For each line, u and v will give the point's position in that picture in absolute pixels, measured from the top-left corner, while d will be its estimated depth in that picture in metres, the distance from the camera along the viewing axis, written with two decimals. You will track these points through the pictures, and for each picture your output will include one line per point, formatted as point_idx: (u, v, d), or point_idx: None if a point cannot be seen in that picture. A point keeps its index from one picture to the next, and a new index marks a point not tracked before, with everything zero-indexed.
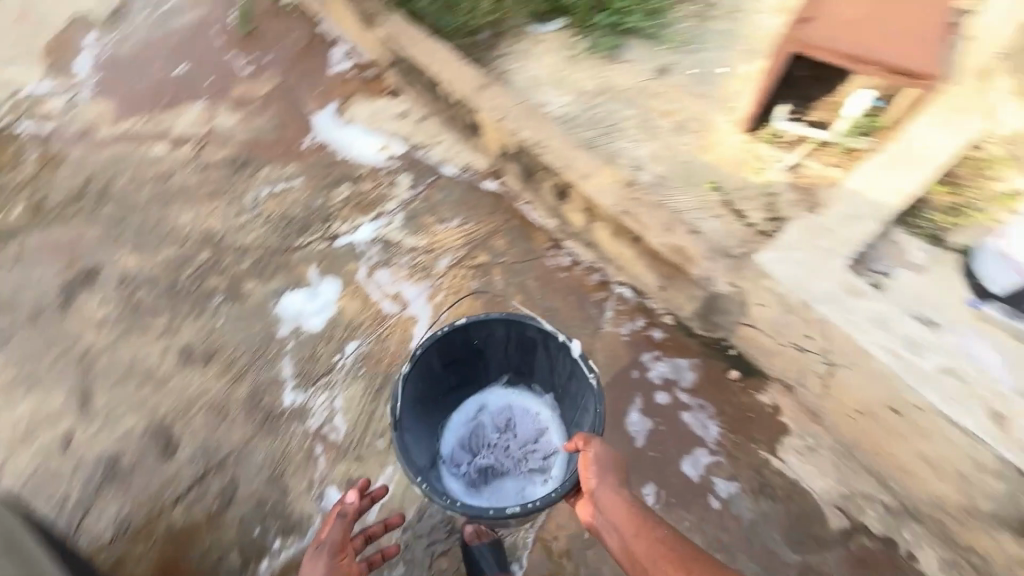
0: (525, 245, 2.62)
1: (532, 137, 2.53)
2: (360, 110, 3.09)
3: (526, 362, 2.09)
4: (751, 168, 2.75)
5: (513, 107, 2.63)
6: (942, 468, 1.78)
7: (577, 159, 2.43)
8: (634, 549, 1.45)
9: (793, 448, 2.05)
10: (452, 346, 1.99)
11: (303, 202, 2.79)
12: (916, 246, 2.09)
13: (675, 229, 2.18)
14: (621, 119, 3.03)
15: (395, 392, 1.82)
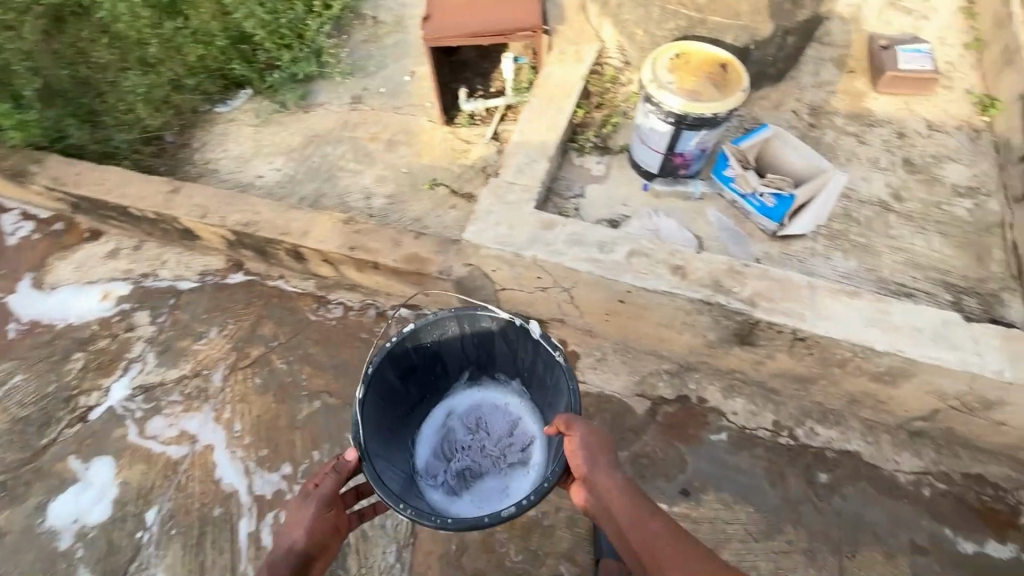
0: (294, 319, 2.56)
1: (243, 219, 2.47)
2: (62, 270, 2.77)
3: (477, 351, 2.09)
4: (462, 154, 2.97)
5: (211, 197, 2.54)
6: (675, 338, 2.11)
7: (291, 222, 2.40)
8: (628, 531, 1.39)
9: (590, 372, 2.27)
10: (405, 357, 1.96)
11: (32, 394, 2.43)
12: (593, 161, 2.44)
13: (402, 241, 2.29)
14: (337, 159, 3.09)
15: (358, 423, 1.73)
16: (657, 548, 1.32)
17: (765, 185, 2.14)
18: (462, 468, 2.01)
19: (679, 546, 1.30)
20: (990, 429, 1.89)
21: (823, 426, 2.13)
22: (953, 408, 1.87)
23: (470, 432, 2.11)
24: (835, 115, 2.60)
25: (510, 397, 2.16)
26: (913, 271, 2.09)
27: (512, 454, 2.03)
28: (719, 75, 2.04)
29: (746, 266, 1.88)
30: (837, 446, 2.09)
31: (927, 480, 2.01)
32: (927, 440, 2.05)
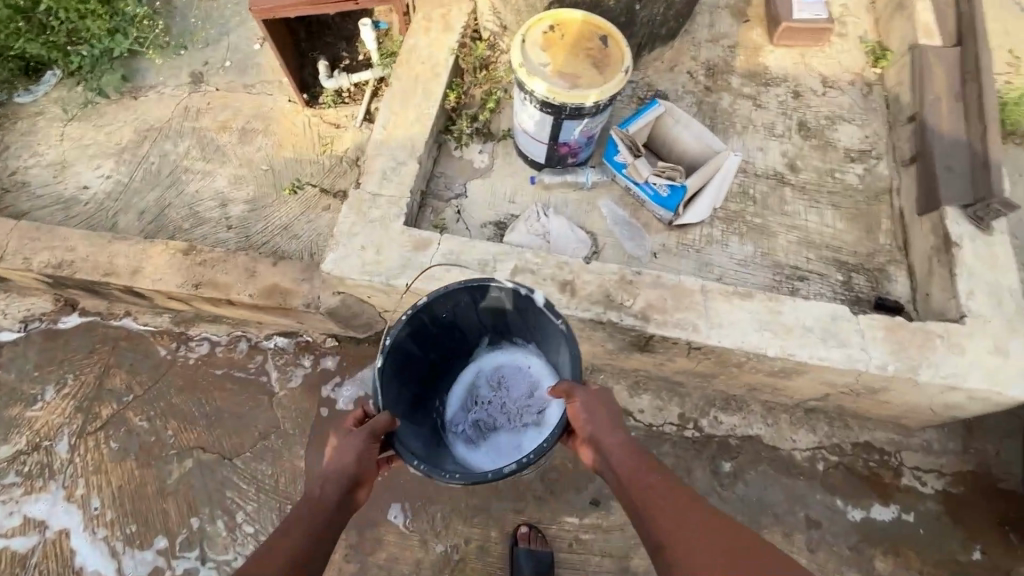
0: (150, 363, 2.20)
1: (60, 253, 2.02)
2: None
3: (493, 319, 1.68)
4: (331, 142, 2.57)
5: (8, 233, 2.04)
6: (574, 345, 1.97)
7: (116, 255, 1.98)
8: (637, 501, 1.14)
9: None
10: (426, 329, 1.59)
11: None
12: (475, 152, 2.15)
13: (257, 271, 1.95)
14: (180, 158, 2.59)
15: (378, 394, 1.43)
16: (670, 522, 1.07)
17: (656, 175, 1.94)
18: (482, 426, 1.69)
19: (697, 517, 1.07)
20: (875, 400, 1.94)
21: (725, 414, 2.13)
22: (843, 390, 1.87)
23: (497, 390, 1.75)
24: (730, 76, 2.41)
25: (531, 358, 1.75)
26: (807, 251, 2.03)
27: (533, 415, 1.67)
28: (597, 52, 1.78)
29: (638, 274, 1.73)
30: (740, 433, 2.10)
31: (821, 455, 2.07)
32: (819, 410, 2.09)
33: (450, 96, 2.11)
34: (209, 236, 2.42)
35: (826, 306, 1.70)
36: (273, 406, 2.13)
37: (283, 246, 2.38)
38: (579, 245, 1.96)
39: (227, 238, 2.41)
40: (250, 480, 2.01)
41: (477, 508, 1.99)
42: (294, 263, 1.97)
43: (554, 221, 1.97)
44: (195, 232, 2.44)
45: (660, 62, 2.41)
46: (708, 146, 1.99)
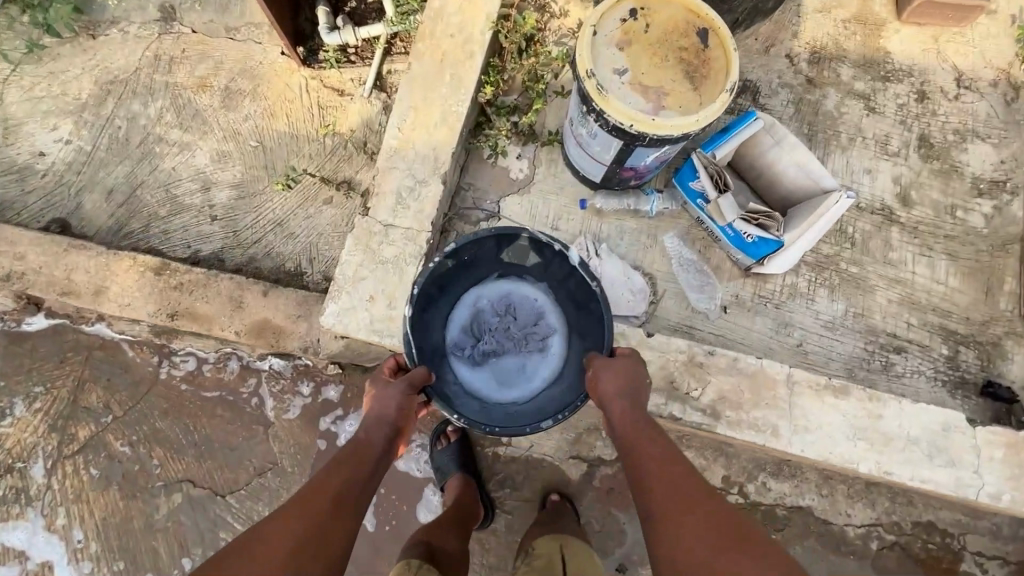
0: (127, 380, 1.93)
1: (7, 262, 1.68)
2: None
3: (514, 249, 1.32)
4: (333, 115, 2.10)
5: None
6: None
7: (76, 271, 1.65)
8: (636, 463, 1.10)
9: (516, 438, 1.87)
10: (442, 265, 1.28)
11: None
12: (513, 159, 1.72)
13: (245, 302, 1.63)
14: (152, 124, 2.15)
15: (407, 343, 1.23)
16: (673, 501, 1.03)
17: (742, 217, 1.50)
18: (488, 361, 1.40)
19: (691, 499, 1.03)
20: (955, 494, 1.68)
21: (775, 479, 1.87)
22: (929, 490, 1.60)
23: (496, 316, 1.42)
24: (841, 64, 1.89)
25: (539, 286, 1.42)
26: (909, 314, 1.67)
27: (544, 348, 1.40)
28: (693, 56, 1.31)
29: (711, 355, 1.40)
30: (789, 502, 1.86)
31: (876, 533, 1.85)
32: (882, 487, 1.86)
33: (486, 86, 1.63)
34: (191, 227, 2.05)
35: (937, 413, 1.38)
36: (269, 439, 1.89)
37: (278, 247, 2.02)
38: (635, 294, 1.60)
39: (212, 232, 2.05)
40: (245, 521, 1.83)
41: (492, 567, 1.82)
42: (289, 293, 1.64)
43: (606, 264, 1.61)
44: (173, 221, 2.06)
45: (754, 40, 1.88)
46: (817, 181, 1.54)
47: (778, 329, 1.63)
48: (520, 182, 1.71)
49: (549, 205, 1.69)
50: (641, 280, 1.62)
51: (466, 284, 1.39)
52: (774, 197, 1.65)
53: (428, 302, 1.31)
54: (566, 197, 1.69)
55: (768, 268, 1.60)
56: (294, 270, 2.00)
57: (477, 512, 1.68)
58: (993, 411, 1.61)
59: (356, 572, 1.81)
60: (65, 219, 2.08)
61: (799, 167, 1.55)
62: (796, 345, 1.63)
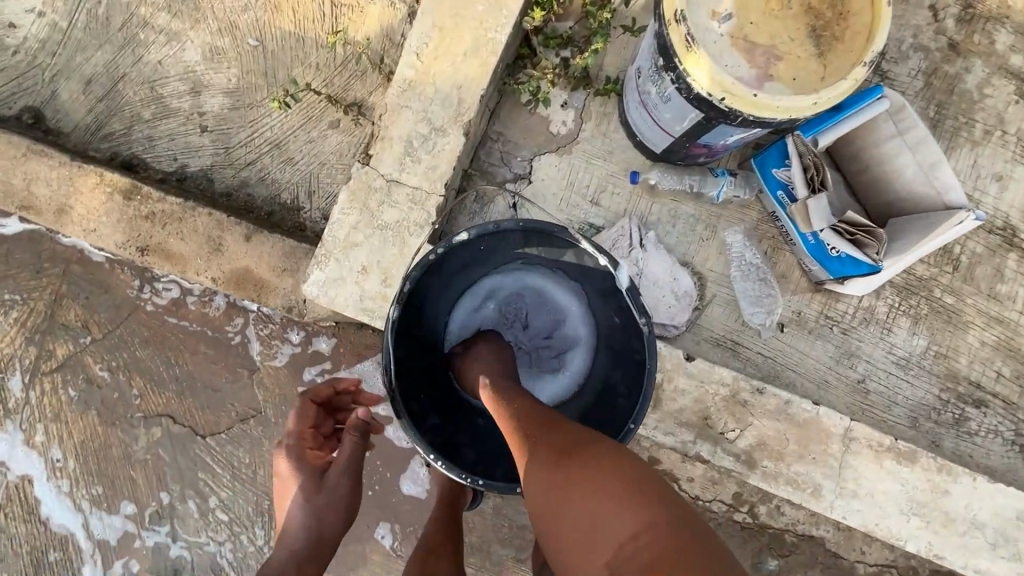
0: (107, 301, 1.78)
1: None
2: None
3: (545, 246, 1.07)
4: (348, 16, 1.73)
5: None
6: None
7: (52, 185, 1.51)
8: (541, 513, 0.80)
9: None
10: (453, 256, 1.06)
11: None
12: (557, 108, 1.38)
13: (224, 245, 1.49)
14: (136, 2, 1.80)
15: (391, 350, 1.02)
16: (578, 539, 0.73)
17: (834, 227, 1.18)
18: None
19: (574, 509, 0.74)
20: None
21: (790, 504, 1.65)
22: None
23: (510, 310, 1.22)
24: (999, 28, 1.46)
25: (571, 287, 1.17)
26: (1001, 362, 1.39)
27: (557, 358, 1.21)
28: (826, 6, 0.94)
29: (759, 393, 1.17)
30: (800, 530, 1.63)
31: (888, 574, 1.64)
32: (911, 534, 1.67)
33: (535, 8, 1.24)
34: (178, 137, 1.79)
35: (1015, 498, 1.16)
36: (253, 385, 1.76)
37: (274, 174, 1.76)
38: (679, 298, 1.33)
39: (202, 145, 1.78)
40: (224, 465, 1.75)
41: (473, 548, 1.73)
42: (274, 240, 1.49)
43: (650, 257, 1.33)
44: (159, 126, 1.79)
45: None
46: (940, 194, 1.19)
47: (841, 359, 1.38)
48: (562, 138, 1.39)
49: (592, 172, 1.38)
50: (689, 280, 1.35)
51: (483, 272, 1.17)
52: (872, 202, 1.33)
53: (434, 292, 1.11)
54: (615, 166, 1.38)
55: (844, 288, 1.33)
56: (290, 203, 1.75)
57: (465, 497, 1.55)
58: None
59: None
60: (38, 109, 1.81)
61: (921, 170, 1.21)
62: (857, 381, 1.38)
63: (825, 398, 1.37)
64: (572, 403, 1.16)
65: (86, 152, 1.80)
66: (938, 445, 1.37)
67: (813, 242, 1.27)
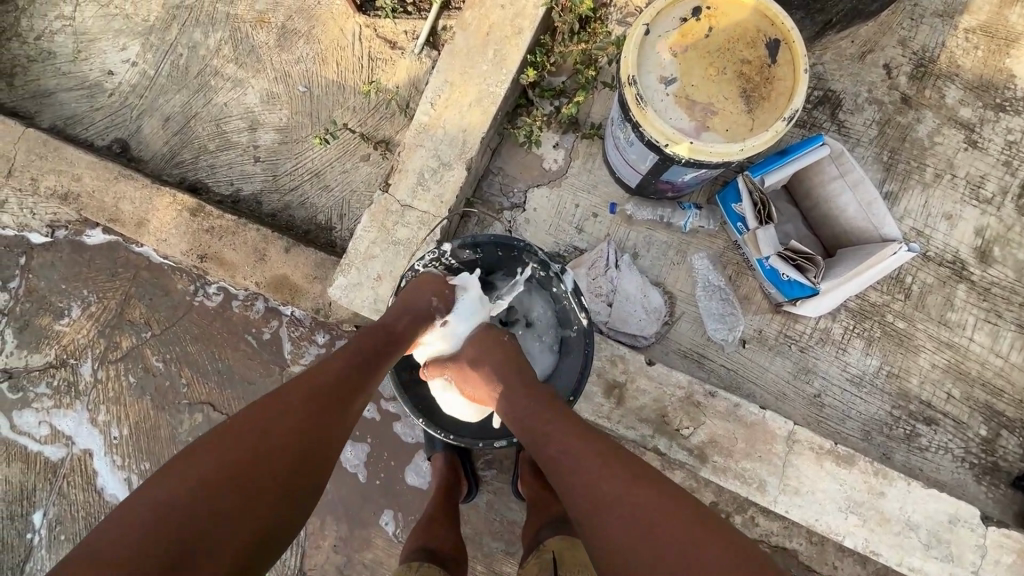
0: (165, 301, 2.08)
1: (81, 191, 1.88)
2: None
3: (509, 251, 1.32)
4: (382, 68, 2.05)
5: (16, 143, 1.93)
6: None
7: (135, 206, 1.85)
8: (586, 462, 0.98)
9: None
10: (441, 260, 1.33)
11: None
12: (549, 147, 1.63)
13: (268, 255, 1.77)
14: (210, 55, 2.17)
15: None
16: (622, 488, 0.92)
17: (780, 253, 1.36)
18: None
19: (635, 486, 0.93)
20: None
21: (765, 515, 1.62)
22: None
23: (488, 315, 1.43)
24: (949, 84, 1.62)
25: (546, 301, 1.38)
26: (951, 384, 1.52)
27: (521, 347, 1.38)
28: (755, 72, 1.16)
29: (711, 395, 1.36)
30: (774, 540, 1.60)
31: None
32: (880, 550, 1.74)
33: (530, 67, 1.52)
34: (235, 165, 2.12)
35: (947, 504, 1.31)
36: (283, 380, 2.01)
37: (312, 198, 2.06)
38: (650, 313, 1.53)
39: (254, 172, 2.10)
40: None
41: (467, 539, 1.89)
42: (309, 253, 1.76)
43: (623, 277, 1.53)
44: (220, 156, 2.13)
45: (849, 43, 1.63)
46: (877, 228, 1.37)
47: (797, 373, 1.53)
48: (551, 172, 1.63)
49: (577, 200, 1.61)
50: (657, 296, 1.54)
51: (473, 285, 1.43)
52: (825, 233, 1.52)
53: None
54: (597, 196, 1.61)
55: (797, 309, 1.48)
56: (325, 222, 2.04)
57: (459, 487, 1.74)
58: (1021, 505, 1.48)
59: (346, 518, 1.94)
60: (125, 140, 2.17)
61: (861, 204, 1.39)
62: (814, 396, 1.53)
63: (782, 409, 1.52)
64: None
65: (160, 176, 2.14)
66: (889, 457, 1.50)
67: (767, 267, 1.45)
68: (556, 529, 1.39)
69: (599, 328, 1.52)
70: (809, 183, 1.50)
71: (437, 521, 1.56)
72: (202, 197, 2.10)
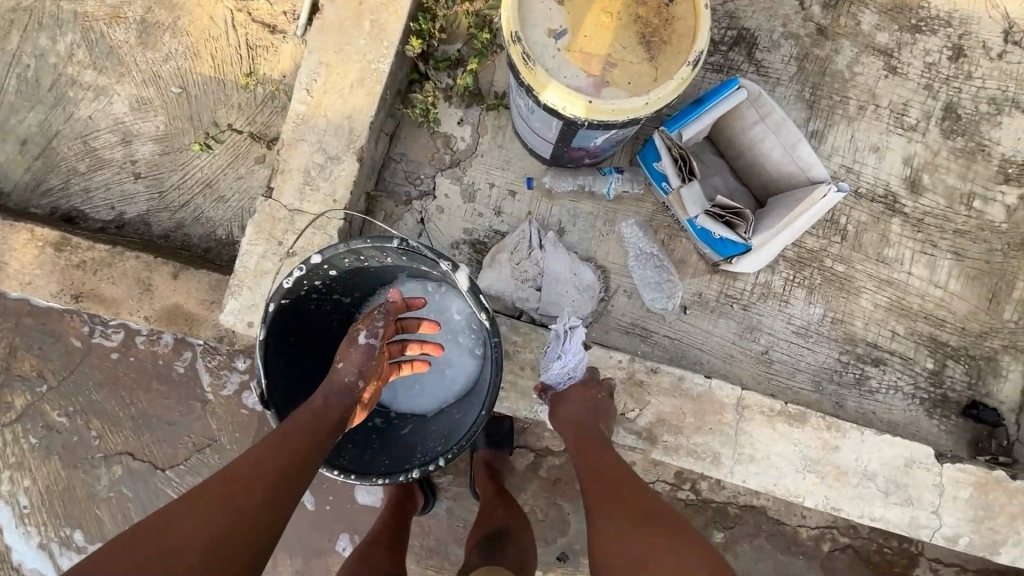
0: (58, 348, 1.85)
1: None
2: None
3: (398, 254, 1.11)
4: (264, 57, 1.83)
5: None
6: None
7: None
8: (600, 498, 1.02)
9: None
10: (320, 270, 1.09)
11: None
12: (452, 125, 1.47)
13: (153, 285, 1.53)
14: (63, 63, 1.89)
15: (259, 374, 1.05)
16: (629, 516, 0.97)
17: (708, 212, 1.26)
18: None
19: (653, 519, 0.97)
20: None
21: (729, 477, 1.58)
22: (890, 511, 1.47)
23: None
24: (863, 9, 1.54)
25: (461, 299, 1.24)
26: (895, 322, 1.48)
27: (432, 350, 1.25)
28: (653, 14, 1.03)
29: (653, 372, 1.28)
30: (742, 501, 1.58)
31: (830, 535, 1.58)
32: None
33: (415, 37, 1.35)
34: (114, 186, 1.87)
35: (901, 448, 1.27)
36: (207, 416, 1.84)
37: (207, 213, 1.84)
38: (583, 293, 1.42)
39: (137, 192, 1.86)
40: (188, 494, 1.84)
41: (431, 551, 1.79)
42: (200, 277, 1.54)
43: (551, 258, 1.40)
44: (94, 177, 1.88)
45: None
46: (804, 170, 1.30)
47: (743, 332, 1.46)
48: (459, 151, 1.48)
49: (490, 178, 1.47)
50: (588, 272, 1.43)
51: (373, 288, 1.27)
52: (754, 182, 1.43)
53: (311, 307, 1.18)
54: (511, 173, 1.47)
55: (735, 267, 1.40)
56: (226, 238, 1.84)
57: (411, 505, 1.63)
58: (973, 433, 1.47)
59: (297, 550, 1.80)
60: None
61: (785, 148, 1.30)
62: (761, 353, 1.46)
63: (731, 372, 1.45)
64: (467, 394, 1.22)
65: (28, 209, 1.88)
66: (843, 405, 1.46)
67: (698, 227, 1.35)
68: (488, 556, 1.32)
69: (532, 315, 1.39)
70: (731, 132, 1.40)
71: (376, 545, 1.45)
72: (80, 226, 1.85)
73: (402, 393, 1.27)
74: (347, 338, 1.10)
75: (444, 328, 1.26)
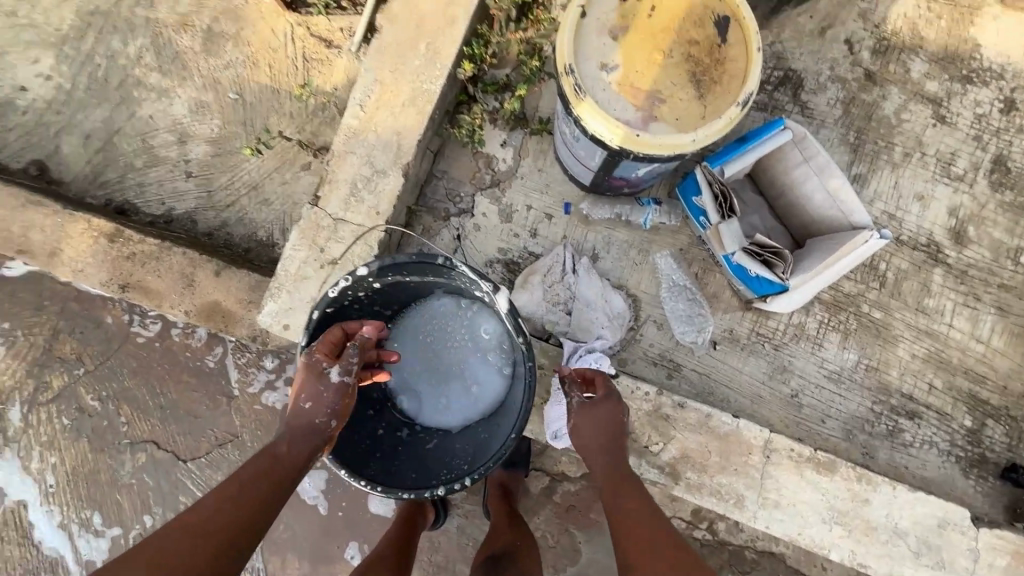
0: (98, 333, 1.92)
1: None
2: None
3: (439, 270, 1.14)
4: (318, 70, 1.91)
5: None
6: None
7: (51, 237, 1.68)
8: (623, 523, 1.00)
9: None
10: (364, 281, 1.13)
11: None
12: (495, 147, 1.51)
13: (196, 281, 1.58)
14: (131, 64, 2.00)
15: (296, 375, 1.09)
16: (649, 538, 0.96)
17: (746, 249, 1.26)
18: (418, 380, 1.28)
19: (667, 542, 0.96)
20: None
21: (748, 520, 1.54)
22: None
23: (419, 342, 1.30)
24: (913, 57, 1.53)
25: (492, 321, 1.25)
26: (933, 374, 1.44)
27: (460, 368, 1.27)
28: (705, 53, 1.05)
29: (680, 407, 1.26)
30: (760, 546, 1.53)
31: None
32: None
33: (467, 60, 1.39)
34: (166, 183, 1.96)
35: (936, 507, 1.23)
36: (232, 411, 1.88)
37: (251, 215, 1.91)
38: (613, 321, 1.42)
39: (187, 190, 1.94)
40: (206, 487, 1.88)
41: (438, 567, 1.78)
42: (241, 276, 1.59)
43: (584, 283, 1.41)
44: (148, 174, 1.97)
45: (807, 19, 1.52)
46: (847, 215, 1.29)
47: (774, 373, 1.44)
48: (500, 172, 1.51)
49: (528, 201, 1.50)
50: (619, 299, 1.43)
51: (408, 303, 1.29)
52: (793, 222, 1.43)
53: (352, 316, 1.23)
54: (549, 198, 1.49)
55: (769, 306, 1.39)
56: (266, 240, 1.90)
57: (421, 518, 1.61)
58: (1012, 498, 1.41)
59: (306, 554, 1.81)
60: (44, 162, 2.00)
61: (828, 191, 1.30)
62: (791, 396, 1.43)
63: (759, 413, 1.43)
64: (494, 414, 1.24)
65: (84, 200, 1.97)
66: (873, 456, 1.42)
67: (734, 263, 1.35)
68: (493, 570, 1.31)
69: (560, 339, 1.40)
70: (773, 171, 1.40)
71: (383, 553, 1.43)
72: (131, 219, 1.93)
73: (427, 407, 1.27)
74: (307, 365, 1.06)
75: (475, 347, 1.27)
